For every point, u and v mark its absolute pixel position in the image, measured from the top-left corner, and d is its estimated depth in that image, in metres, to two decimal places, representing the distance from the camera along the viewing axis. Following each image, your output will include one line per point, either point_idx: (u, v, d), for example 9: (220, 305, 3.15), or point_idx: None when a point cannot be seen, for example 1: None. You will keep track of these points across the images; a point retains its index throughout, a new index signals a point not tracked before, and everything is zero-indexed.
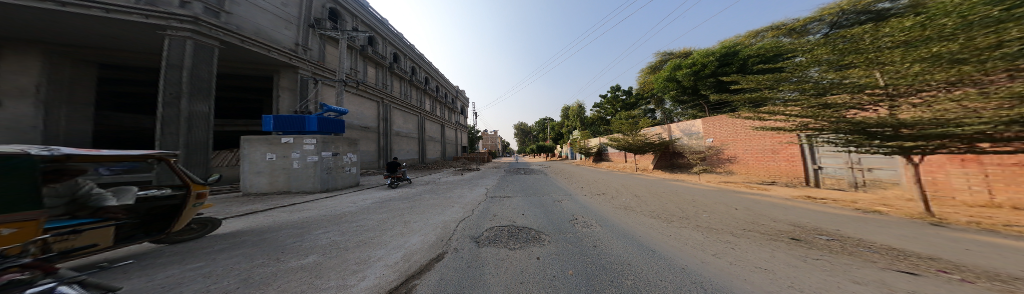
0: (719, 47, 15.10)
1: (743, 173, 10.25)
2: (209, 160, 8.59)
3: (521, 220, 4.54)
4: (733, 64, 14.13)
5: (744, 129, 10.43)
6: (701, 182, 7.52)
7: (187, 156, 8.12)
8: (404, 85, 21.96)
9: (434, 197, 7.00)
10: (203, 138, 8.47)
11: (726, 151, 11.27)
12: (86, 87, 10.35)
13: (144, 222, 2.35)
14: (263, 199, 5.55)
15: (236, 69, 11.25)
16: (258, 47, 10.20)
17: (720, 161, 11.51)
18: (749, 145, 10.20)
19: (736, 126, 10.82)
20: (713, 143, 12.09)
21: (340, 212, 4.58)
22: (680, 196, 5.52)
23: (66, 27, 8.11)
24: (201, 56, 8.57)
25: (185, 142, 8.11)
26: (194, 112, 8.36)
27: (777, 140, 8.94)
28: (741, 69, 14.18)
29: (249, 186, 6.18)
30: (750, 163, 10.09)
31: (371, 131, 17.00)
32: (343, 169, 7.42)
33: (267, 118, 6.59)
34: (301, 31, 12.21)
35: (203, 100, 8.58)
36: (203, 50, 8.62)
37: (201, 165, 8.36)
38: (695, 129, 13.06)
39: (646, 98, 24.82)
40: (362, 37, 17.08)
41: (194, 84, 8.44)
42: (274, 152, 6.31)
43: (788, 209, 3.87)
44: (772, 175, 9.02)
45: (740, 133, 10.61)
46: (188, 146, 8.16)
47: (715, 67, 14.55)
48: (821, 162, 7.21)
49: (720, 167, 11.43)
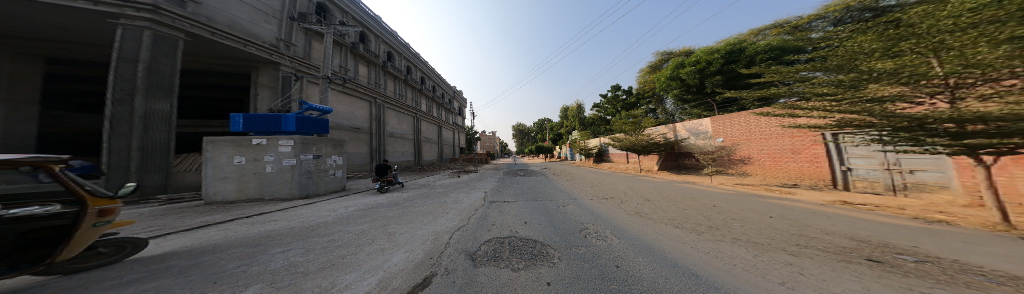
0: (722, 45, 14.91)
1: (759, 175, 9.85)
2: (171, 164, 7.79)
3: (524, 230, 3.97)
4: (740, 61, 13.72)
5: (757, 128, 10.11)
6: (715, 184, 7.07)
7: (144, 159, 7.28)
8: (399, 85, 21.27)
9: (427, 202, 6.35)
10: (162, 139, 7.64)
11: (739, 151, 10.89)
12: (29, 83, 9.46)
13: (23, 249, 1.60)
14: (227, 208, 4.84)
15: (214, 65, 10.58)
16: (232, 40, 9.53)
17: (732, 162, 11.16)
18: (765, 145, 9.83)
19: (751, 125, 10.42)
20: (723, 143, 11.76)
21: (315, 223, 3.88)
22: (697, 201, 5.03)
23: (9, 15, 7.30)
24: (161, 49, 7.73)
25: (140, 144, 7.26)
26: (151, 110, 7.52)
27: (796, 139, 8.65)
28: (747, 67, 13.83)
29: (213, 193, 5.40)
30: (767, 164, 9.73)
31: (363, 132, 16.28)
32: (327, 173, 6.78)
33: (237, 117, 5.86)
34: (283, 26, 11.57)
35: (163, 97, 7.75)
36: (165, 42, 7.80)
37: (162, 170, 7.57)
38: (703, 129, 12.89)
39: (646, 97, 24.61)
40: (353, 34, 16.48)
41: (153, 79, 7.61)
42: (244, 155, 5.60)
43: (833, 219, 3.36)
44: (793, 177, 8.64)
45: (755, 132, 10.24)
46: (144, 148, 7.31)
47: (720, 64, 14.32)
48: (850, 163, 6.93)
49: (734, 169, 11.04)
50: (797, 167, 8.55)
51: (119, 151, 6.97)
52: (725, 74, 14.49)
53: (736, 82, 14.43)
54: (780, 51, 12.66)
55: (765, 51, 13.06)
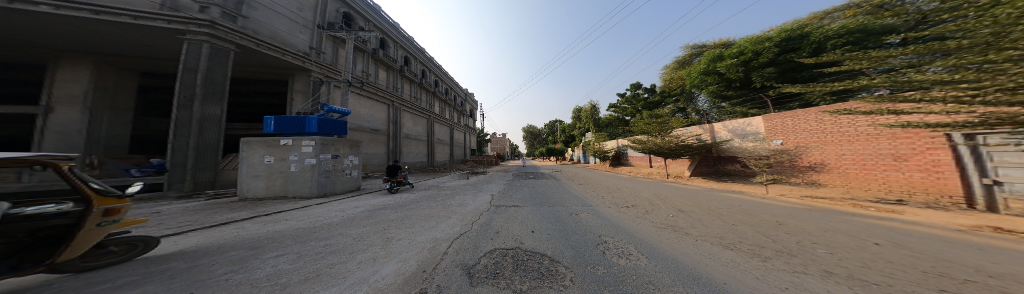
0: (777, 31, 12.53)
1: (840, 186, 7.97)
2: (218, 163, 8.88)
3: (530, 241, 3.49)
4: (803, 49, 11.39)
5: (838, 129, 8.21)
6: (765, 194, 5.83)
7: (198, 157, 8.38)
8: (414, 88, 22.41)
9: (432, 205, 6.22)
10: (213, 140, 8.77)
11: (808, 156, 8.92)
12: (126, 93, 11.70)
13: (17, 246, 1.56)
14: (254, 205, 5.20)
15: (264, 74, 12.17)
16: (273, 50, 10.78)
17: (797, 170, 9.27)
18: (849, 148, 7.93)
19: (827, 124, 8.52)
20: (783, 145, 9.79)
21: (320, 224, 3.84)
22: (750, 216, 4.06)
23: (111, 36, 9.07)
24: (216, 59, 8.95)
25: (195, 144, 8.39)
26: (206, 114, 8.66)
27: (901, 142, 6.80)
28: (814, 55, 11.42)
29: (246, 190, 5.90)
30: (853, 173, 7.81)
31: (382, 133, 17.36)
32: (343, 172, 7.10)
33: (269, 120, 6.37)
34: (315, 35, 12.95)
35: (215, 103, 8.88)
36: (219, 53, 9.04)
37: (211, 168, 8.64)
38: (751, 129, 11.13)
39: (673, 95, 22.30)
40: (375, 41, 17.85)
41: (208, 87, 8.77)
42: (272, 155, 6.03)
43: (988, 254, 2.29)
44: (896, 190, 6.77)
45: (833, 133, 8.34)
46: (199, 148, 8.44)
47: (773, 54, 12.09)
48: (1000, 174, 4.72)
49: (801, 178, 9.11)
50: (903, 178, 6.69)
51: (177, 150, 8.06)
52: (780, 66, 12.31)
53: (797, 74, 12.20)
54: (865, 34, 10.06)
55: (839, 36, 10.58)
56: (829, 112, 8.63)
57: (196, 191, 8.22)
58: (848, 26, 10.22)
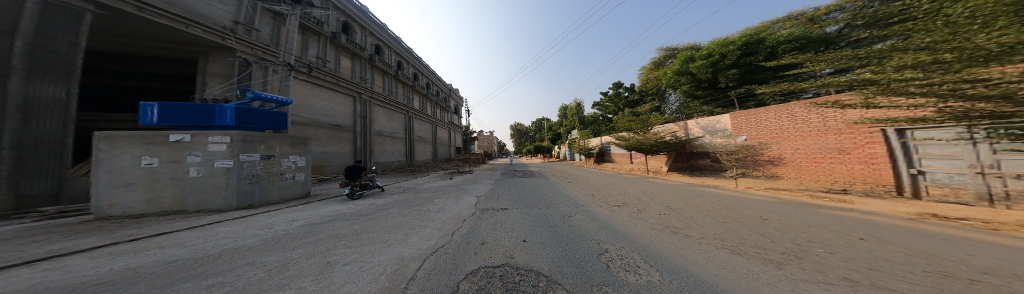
0: (739, 36, 14.09)
1: (794, 178, 9.14)
2: (66, 168, 6.15)
3: (521, 254, 2.90)
4: (760, 53, 12.99)
5: (794, 126, 9.34)
6: (740, 187, 6.24)
7: (25, 159, 5.64)
8: (389, 81, 19.99)
9: (405, 212, 5.26)
10: (55, 134, 6.03)
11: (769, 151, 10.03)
12: None
13: None
14: (120, 226, 3.61)
15: (177, 52, 9.70)
16: (168, 18, 8.31)
17: (758, 163, 10.47)
18: (801, 143, 9.08)
19: (783, 121, 9.67)
20: (747, 141, 11.02)
21: (224, 248, 2.67)
22: (736, 212, 4.10)
23: None
24: (55, 20, 6.26)
25: (14, 140, 5.57)
26: (37, 96, 5.88)
27: (846, 137, 7.84)
28: (769, 59, 12.87)
29: (109, 206, 4.11)
30: (804, 165, 9.01)
31: (345, 129, 15.03)
32: (281, 176, 5.66)
33: (147, 107, 4.61)
34: (241, 7, 10.48)
35: (54, 81, 6.12)
36: (62, 11, 6.38)
37: (53, 175, 5.97)
38: (720, 126, 12.53)
39: (650, 95, 24.42)
40: (335, 23, 15.31)
41: (39, 57, 5.98)
42: (158, 156, 4.36)
43: (957, 244, 2.37)
44: (839, 180, 7.92)
45: (789, 129, 9.49)
46: (21, 146, 5.62)
47: (736, 57, 13.59)
48: (922, 164, 5.77)
49: (761, 171, 10.32)
50: (846, 170, 7.75)
51: None
52: (742, 68, 13.81)
53: (755, 76, 13.71)
54: (808, 40, 11.55)
55: (789, 42, 12.09)
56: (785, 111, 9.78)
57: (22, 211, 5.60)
58: (795, 32, 11.73)
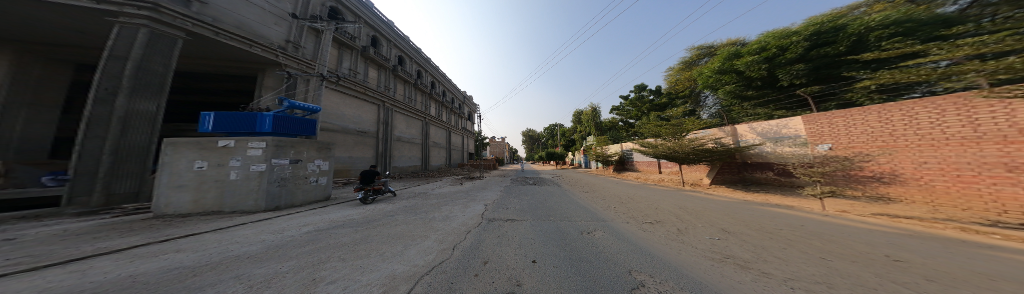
0: (803, 25, 11.81)
1: (924, 203, 6.78)
2: (146, 169, 7.41)
3: (530, 277, 2.23)
4: (840, 42, 10.50)
5: (915, 131, 7.04)
6: (820, 210, 4.82)
7: (117, 162, 6.87)
8: (409, 89, 21.57)
9: (405, 219, 5.05)
10: (144, 141, 7.37)
11: (874, 164, 7.82)
12: (57, 87, 10.36)
13: None
14: (167, 225, 4.01)
15: (240, 68, 11.51)
16: (236, 40, 9.92)
17: (855, 181, 8.34)
18: (930, 153, 6.77)
19: (894, 124, 7.49)
20: (831, 150, 9.02)
21: (226, 256, 2.60)
22: (831, 245, 2.94)
23: (46, 20, 8.05)
24: (155, 47, 7.77)
25: (113, 146, 6.85)
26: (134, 110, 7.27)
27: (1020, 148, 5.35)
28: (853, 49, 10.45)
29: (165, 204, 4.73)
30: (942, 187, 6.57)
31: (369, 136, 16.28)
32: (306, 180, 6.26)
33: (206, 116, 5.33)
34: (291, 27, 12.26)
35: (149, 97, 7.58)
36: (161, 40, 7.90)
37: (136, 175, 7.18)
38: (787, 132, 10.71)
39: (680, 97, 21.98)
40: (365, 38, 17.12)
41: (141, 78, 7.45)
42: (207, 160, 4.98)
43: None
44: (1002, 208, 5.53)
45: (899, 136, 7.37)
46: (117, 151, 6.88)
47: (803, 49, 11.35)
48: None
49: (861, 191, 8.10)
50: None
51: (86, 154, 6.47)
52: (812, 62, 11.46)
53: (833, 70, 11.14)
54: (917, 24, 8.84)
55: (884, 27, 9.42)
56: (890, 109, 7.63)
57: (109, 206, 6.66)
58: (893, 15, 9.13)
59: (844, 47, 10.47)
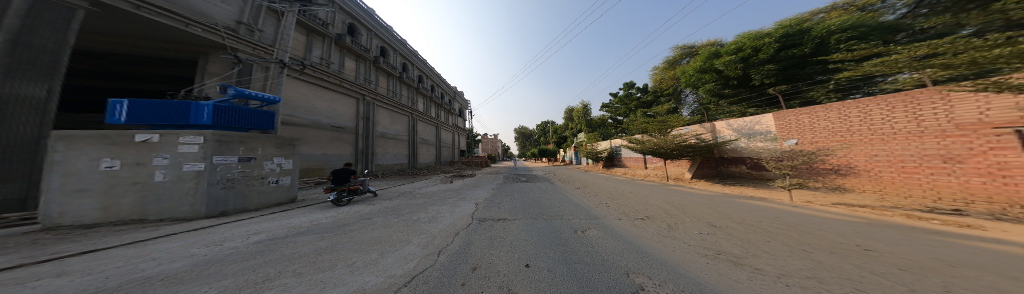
0: (775, 27, 12.78)
1: (876, 192, 7.63)
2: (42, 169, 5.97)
3: (521, 283, 2.00)
4: (805, 44, 11.56)
5: (869, 127, 7.96)
6: (794, 201, 5.18)
7: None
8: (392, 82, 20.12)
9: (384, 222, 4.54)
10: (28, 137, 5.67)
11: (834, 158, 8.72)
12: None
13: None
14: (57, 239, 3.16)
15: (177, 52, 9.91)
16: (168, 17, 8.42)
17: (817, 173, 9.25)
18: (882, 147, 7.65)
19: (853, 121, 8.36)
20: (798, 145, 9.93)
21: (129, 278, 2.02)
22: (812, 237, 3.03)
23: None
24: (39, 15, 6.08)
25: None
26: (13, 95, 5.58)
27: (956, 141, 6.25)
28: (817, 51, 11.53)
29: (59, 213, 4.09)
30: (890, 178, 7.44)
31: (347, 131, 14.96)
32: (262, 180, 6.13)
33: (113, 104, 4.74)
34: (244, 7, 10.81)
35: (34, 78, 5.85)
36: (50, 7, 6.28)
37: None
38: (759, 128, 11.57)
39: (664, 95, 23.05)
40: (341, 25, 15.61)
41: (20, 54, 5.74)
42: (119, 159, 4.46)
43: None
44: (939, 196, 6.39)
45: (857, 131, 8.25)
46: None
47: (774, 50, 12.26)
48: None
49: (822, 182, 9.02)
50: (957, 183, 6.18)
51: None
52: (781, 62, 12.43)
53: (799, 71, 12.21)
54: (870, 28, 9.78)
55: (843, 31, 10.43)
56: (850, 108, 8.49)
57: None
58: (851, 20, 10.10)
59: (807, 49, 11.52)
